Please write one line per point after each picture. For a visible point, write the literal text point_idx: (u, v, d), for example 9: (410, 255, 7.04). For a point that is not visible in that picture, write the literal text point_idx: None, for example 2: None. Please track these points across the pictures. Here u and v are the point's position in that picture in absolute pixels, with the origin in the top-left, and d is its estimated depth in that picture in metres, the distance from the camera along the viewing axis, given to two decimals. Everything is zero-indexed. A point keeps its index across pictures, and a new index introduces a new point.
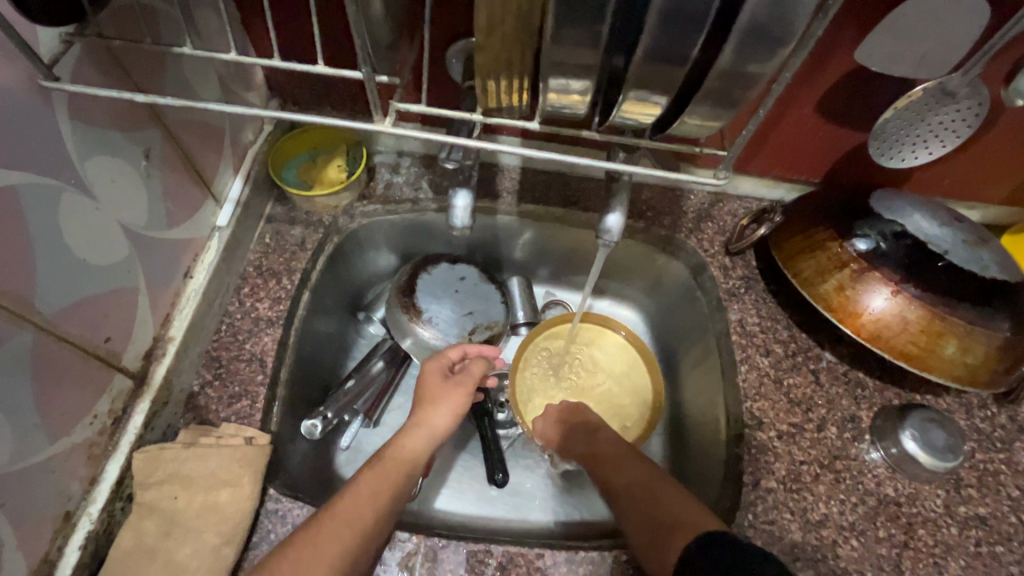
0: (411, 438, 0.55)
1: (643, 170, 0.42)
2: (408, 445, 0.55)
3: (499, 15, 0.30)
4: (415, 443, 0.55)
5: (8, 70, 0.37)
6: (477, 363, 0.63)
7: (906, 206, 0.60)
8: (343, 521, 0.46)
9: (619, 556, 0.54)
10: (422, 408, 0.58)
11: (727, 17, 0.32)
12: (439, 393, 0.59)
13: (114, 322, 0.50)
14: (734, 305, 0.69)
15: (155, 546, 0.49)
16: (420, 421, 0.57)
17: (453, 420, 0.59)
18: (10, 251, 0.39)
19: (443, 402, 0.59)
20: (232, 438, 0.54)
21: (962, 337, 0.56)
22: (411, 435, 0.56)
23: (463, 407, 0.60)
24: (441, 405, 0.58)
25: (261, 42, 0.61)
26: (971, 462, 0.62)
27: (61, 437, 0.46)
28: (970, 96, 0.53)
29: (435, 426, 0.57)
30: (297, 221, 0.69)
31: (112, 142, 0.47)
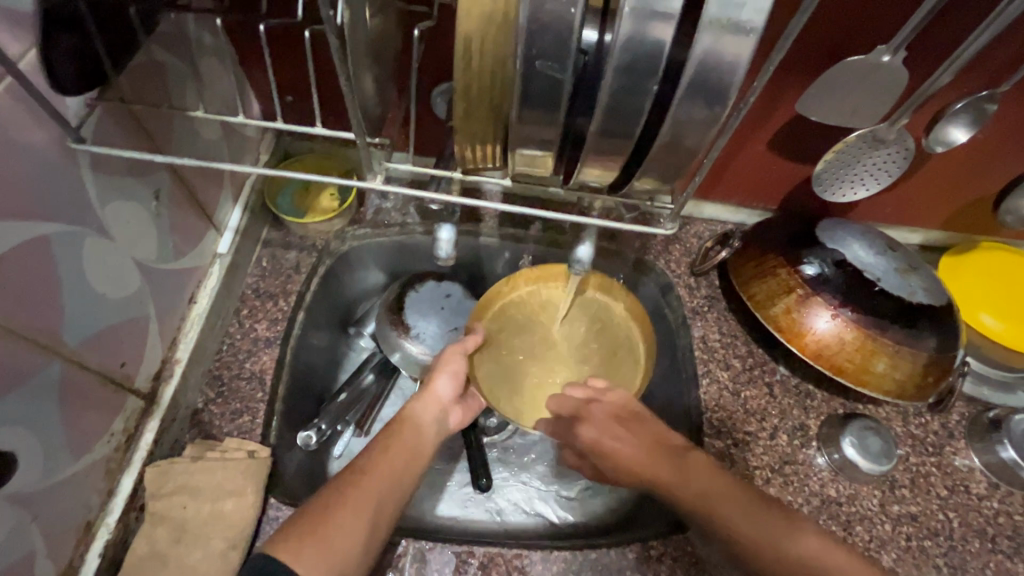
0: (419, 408, 0.60)
1: (599, 222, 0.49)
2: (421, 415, 0.59)
3: (474, 104, 0.35)
4: (426, 408, 0.60)
5: (40, 134, 0.41)
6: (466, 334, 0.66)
7: (845, 235, 0.68)
8: (345, 491, 0.48)
9: (589, 553, 0.60)
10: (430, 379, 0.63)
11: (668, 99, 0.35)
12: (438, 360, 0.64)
13: (127, 348, 0.55)
14: (697, 322, 0.76)
15: (167, 552, 0.54)
16: (425, 389, 0.62)
17: (454, 381, 0.63)
18: (43, 293, 0.44)
19: (442, 367, 0.63)
20: (236, 452, 0.59)
21: (891, 355, 0.63)
22: (417, 405, 0.60)
23: (460, 369, 0.64)
24: (443, 370, 0.63)
25: (260, 82, 0.65)
26: (905, 465, 0.69)
27: (82, 455, 0.51)
28: (897, 142, 0.60)
29: (441, 393, 0.62)
30: (293, 246, 0.74)
31: (126, 187, 0.52)
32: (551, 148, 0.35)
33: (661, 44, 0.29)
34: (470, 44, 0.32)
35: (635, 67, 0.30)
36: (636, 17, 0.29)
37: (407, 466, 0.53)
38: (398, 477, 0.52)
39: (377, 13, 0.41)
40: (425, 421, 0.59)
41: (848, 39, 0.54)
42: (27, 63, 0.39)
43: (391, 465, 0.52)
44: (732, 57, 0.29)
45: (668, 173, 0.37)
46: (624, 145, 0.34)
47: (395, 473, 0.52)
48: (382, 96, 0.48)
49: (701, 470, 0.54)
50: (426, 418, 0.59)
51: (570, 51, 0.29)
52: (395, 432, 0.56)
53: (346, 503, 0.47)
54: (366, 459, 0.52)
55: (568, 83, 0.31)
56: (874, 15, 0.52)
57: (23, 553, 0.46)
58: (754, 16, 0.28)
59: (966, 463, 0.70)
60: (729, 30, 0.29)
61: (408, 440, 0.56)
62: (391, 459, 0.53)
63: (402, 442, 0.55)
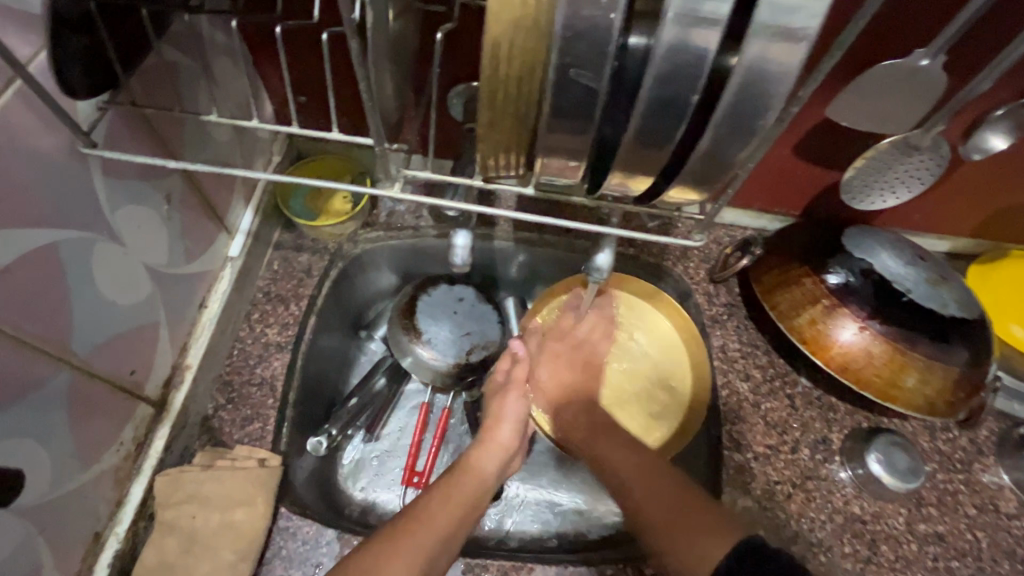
0: (482, 458, 0.61)
1: (622, 232, 0.47)
2: (484, 465, 0.60)
3: (500, 112, 0.34)
4: (486, 459, 0.61)
5: (50, 139, 0.40)
6: (519, 366, 0.67)
7: (875, 244, 0.65)
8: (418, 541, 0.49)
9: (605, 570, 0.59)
10: (488, 426, 0.63)
11: (707, 108, 0.33)
12: (499, 408, 0.64)
13: (137, 355, 0.54)
14: (716, 331, 0.74)
15: (176, 562, 0.53)
16: (488, 439, 0.63)
17: (515, 429, 0.64)
18: (51, 302, 0.43)
19: (504, 416, 0.64)
20: (246, 460, 0.58)
21: (922, 370, 0.60)
22: (482, 456, 0.61)
23: (520, 416, 0.65)
24: (505, 420, 0.64)
25: (273, 82, 0.64)
26: (932, 482, 0.67)
27: (92, 464, 0.50)
28: (932, 150, 0.58)
29: (500, 442, 0.63)
30: (304, 249, 0.73)
31: (138, 192, 0.51)
32: (579, 157, 0.34)
33: (703, 51, 0.27)
34: (499, 48, 0.30)
35: (675, 78, 0.28)
36: (679, 22, 0.27)
37: (464, 515, 0.55)
38: (454, 530, 0.53)
39: (397, 13, 0.39)
40: (487, 471, 0.60)
41: (885, 41, 0.52)
42: (36, 66, 0.38)
43: (448, 515, 0.53)
44: (780, 66, 0.28)
45: (702, 184, 0.35)
46: (658, 156, 0.33)
47: (451, 525, 0.53)
48: (399, 100, 0.46)
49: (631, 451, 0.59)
50: (490, 468, 0.61)
51: (607, 59, 0.28)
52: (455, 483, 0.57)
53: (406, 545, 0.49)
54: (424, 505, 0.53)
55: (602, 92, 0.29)
56: (913, 16, 0.49)
57: (31, 565, 0.45)
58: (810, 22, 0.26)
59: (994, 480, 0.67)
60: (780, 37, 0.27)
61: (469, 490, 0.57)
62: (451, 507, 0.54)
63: (460, 491, 0.57)
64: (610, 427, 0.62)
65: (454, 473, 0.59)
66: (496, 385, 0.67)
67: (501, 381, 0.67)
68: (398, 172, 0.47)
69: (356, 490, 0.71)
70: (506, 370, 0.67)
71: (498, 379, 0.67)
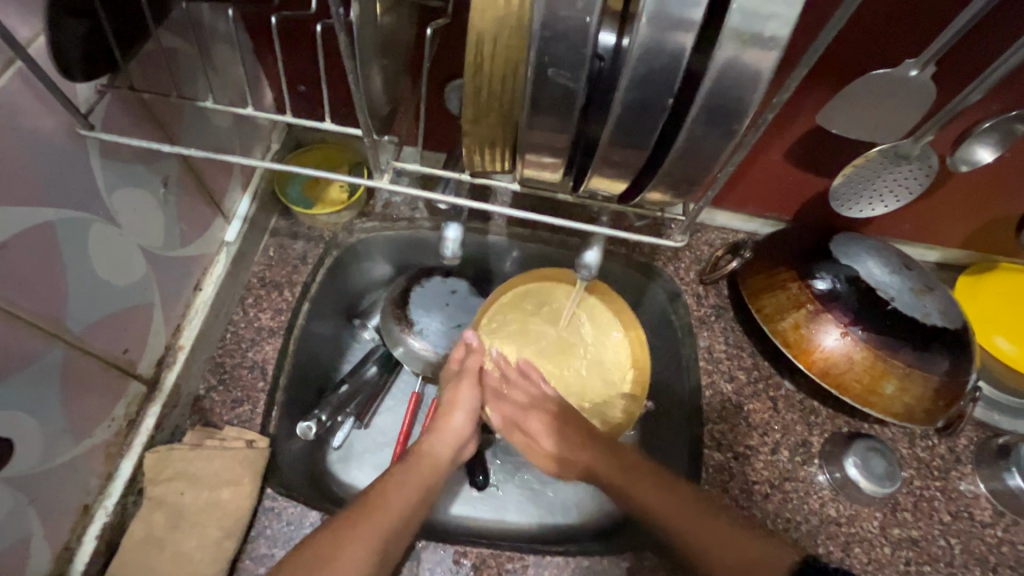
0: (438, 446, 0.62)
1: (608, 232, 0.48)
2: (437, 452, 0.62)
3: (483, 109, 0.34)
4: (438, 446, 0.62)
5: (48, 120, 0.41)
6: (472, 355, 0.68)
7: (860, 251, 0.66)
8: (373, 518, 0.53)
9: (582, 561, 0.60)
10: (439, 415, 0.65)
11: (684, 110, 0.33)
12: (454, 395, 0.66)
13: (131, 334, 0.55)
14: (704, 332, 0.75)
15: (163, 537, 0.55)
16: (441, 426, 0.64)
17: (470, 416, 0.65)
18: (47, 279, 0.44)
19: (458, 403, 0.65)
20: (235, 441, 0.60)
21: (901, 378, 0.61)
22: (436, 442, 0.62)
23: (475, 405, 0.66)
24: (458, 407, 0.65)
25: (272, 69, 0.65)
26: (909, 489, 0.68)
27: (83, 439, 0.51)
28: (921, 159, 0.58)
29: (452, 429, 0.64)
30: (300, 236, 0.74)
31: (136, 175, 0.52)
32: (560, 153, 0.34)
33: (680, 51, 0.28)
34: (482, 42, 0.31)
35: (651, 81, 0.29)
36: (655, 26, 0.28)
37: (420, 499, 0.57)
38: (409, 514, 0.55)
39: (390, 7, 0.40)
40: (440, 457, 0.62)
41: (876, 51, 0.52)
42: (36, 48, 0.39)
43: (404, 499, 0.56)
44: (752, 71, 0.28)
45: (679, 186, 0.36)
46: (637, 157, 0.33)
47: (405, 510, 0.55)
48: (392, 93, 0.47)
49: (675, 497, 0.59)
50: (445, 454, 0.62)
51: (584, 62, 0.28)
52: (410, 468, 0.59)
53: (353, 534, 0.51)
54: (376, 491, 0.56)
55: (580, 91, 0.30)
56: (907, 25, 0.50)
57: (21, 533, 0.46)
58: (780, 30, 0.27)
59: (971, 489, 0.68)
60: (751, 44, 0.28)
61: (426, 474, 0.59)
62: (404, 492, 0.57)
63: (417, 475, 0.59)
64: (634, 470, 0.62)
65: (408, 459, 0.61)
66: (451, 374, 0.68)
67: (456, 370, 0.68)
68: (389, 165, 0.48)
69: (344, 475, 0.72)
70: (463, 359, 0.68)
71: (453, 367, 0.68)
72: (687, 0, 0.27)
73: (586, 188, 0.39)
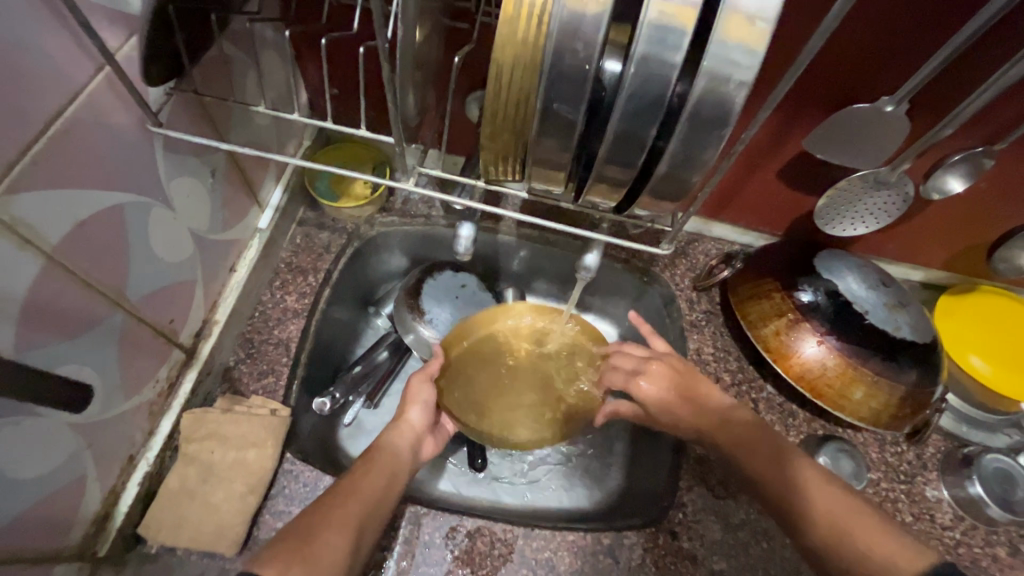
0: (397, 437, 0.64)
1: (603, 238, 0.55)
2: (398, 443, 0.63)
3: (498, 132, 0.40)
4: (399, 437, 0.64)
5: (126, 116, 0.48)
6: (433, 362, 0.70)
7: (842, 267, 0.72)
8: (355, 498, 0.54)
9: (567, 536, 0.66)
10: (401, 407, 0.68)
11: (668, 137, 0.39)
12: (410, 392, 0.69)
13: (176, 306, 0.62)
14: (694, 335, 0.80)
15: (196, 488, 0.61)
16: (400, 420, 0.66)
17: (425, 410, 0.67)
18: (115, 254, 0.51)
19: (413, 398, 0.68)
20: (260, 408, 0.66)
21: (869, 385, 0.66)
22: (397, 434, 0.64)
23: (430, 401, 0.68)
24: (415, 402, 0.68)
25: (309, 73, 0.71)
26: (875, 489, 0.73)
27: (133, 396, 0.58)
28: (898, 186, 0.64)
29: (412, 422, 0.66)
30: (325, 227, 0.81)
31: (190, 166, 0.58)
32: (562, 168, 0.40)
33: (663, 91, 0.34)
34: (501, 78, 0.36)
35: (638, 116, 0.35)
36: (642, 70, 0.33)
37: (387, 487, 0.57)
38: (377, 499, 0.56)
39: (425, 35, 0.47)
40: (400, 449, 0.63)
41: (859, 86, 0.58)
42: (122, 55, 0.45)
43: (370, 485, 0.56)
44: (721, 110, 0.34)
45: (662, 202, 0.42)
46: (627, 175, 0.39)
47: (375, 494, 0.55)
48: (420, 105, 0.53)
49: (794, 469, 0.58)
50: (405, 445, 0.63)
51: (584, 98, 0.35)
52: (373, 457, 0.60)
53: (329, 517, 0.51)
54: (347, 480, 0.56)
55: (578, 121, 0.36)
56: (886, 65, 0.55)
57: (79, 473, 0.53)
58: (743, 75, 0.33)
59: (935, 494, 0.73)
60: (722, 87, 0.33)
61: (386, 465, 0.59)
62: (371, 479, 0.57)
63: (379, 466, 0.59)
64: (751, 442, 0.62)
65: (372, 450, 0.61)
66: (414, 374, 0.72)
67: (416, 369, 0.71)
68: (413, 169, 0.54)
69: (354, 449, 0.78)
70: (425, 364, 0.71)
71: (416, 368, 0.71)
72: (670, 47, 0.32)
73: (584, 199, 0.45)
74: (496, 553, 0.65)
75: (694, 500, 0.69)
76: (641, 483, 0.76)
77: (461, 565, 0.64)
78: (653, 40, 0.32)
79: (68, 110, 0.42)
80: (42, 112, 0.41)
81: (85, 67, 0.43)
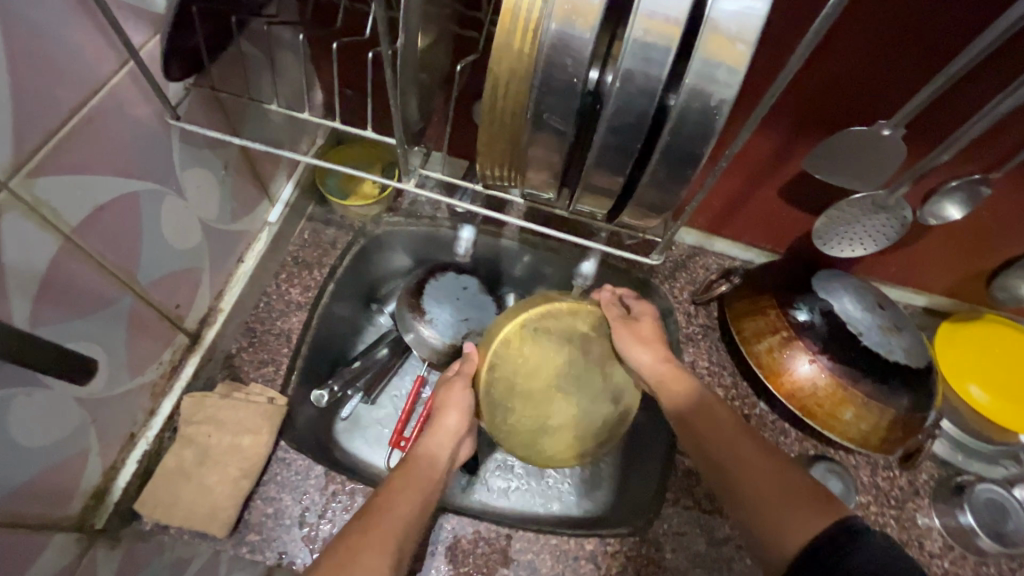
0: (432, 446, 0.64)
1: (598, 247, 0.56)
2: (433, 451, 0.63)
3: (491, 140, 0.42)
4: (435, 445, 0.64)
5: (145, 109, 0.50)
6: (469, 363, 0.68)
7: (839, 288, 0.72)
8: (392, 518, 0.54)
9: (551, 539, 0.67)
10: (434, 418, 0.65)
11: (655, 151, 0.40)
12: (447, 397, 0.66)
13: (183, 292, 0.64)
14: (689, 348, 0.80)
15: (192, 469, 0.63)
16: (436, 427, 0.64)
17: (463, 417, 0.65)
18: (130, 239, 0.53)
19: (451, 405, 0.65)
20: (258, 396, 0.68)
21: (859, 407, 0.67)
22: (431, 443, 0.64)
23: (469, 407, 0.65)
24: (450, 408, 0.65)
25: (325, 73, 0.73)
26: (864, 513, 0.73)
27: (137, 375, 0.60)
28: (896, 211, 0.64)
29: (447, 427, 0.64)
30: (333, 223, 0.84)
31: (203, 158, 0.61)
32: (554, 174, 0.42)
33: (648, 106, 0.35)
34: (497, 88, 0.38)
35: (623, 129, 0.36)
36: (627, 84, 0.35)
37: (420, 508, 0.57)
38: (413, 519, 0.55)
39: (431, 41, 0.48)
40: (436, 456, 0.63)
41: (857, 110, 0.59)
42: (145, 51, 0.48)
43: (407, 502, 0.56)
44: (703, 125, 0.35)
45: (648, 213, 0.43)
46: (614, 185, 0.41)
47: (414, 511, 0.56)
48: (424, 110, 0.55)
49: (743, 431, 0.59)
50: (441, 453, 0.63)
51: (573, 109, 0.36)
52: (410, 470, 0.60)
53: (368, 540, 0.51)
54: (383, 499, 0.56)
55: (568, 131, 0.37)
56: (886, 88, 0.56)
57: (81, 447, 0.55)
58: (724, 93, 0.34)
59: (925, 521, 0.73)
60: (705, 103, 0.35)
61: (424, 477, 0.60)
62: (409, 495, 0.57)
63: (417, 479, 0.59)
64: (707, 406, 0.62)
65: (408, 461, 0.61)
66: (447, 378, 0.69)
67: (451, 375, 0.68)
68: (414, 171, 0.56)
69: (349, 443, 0.79)
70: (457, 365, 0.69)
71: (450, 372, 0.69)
72: (654, 63, 0.34)
73: (576, 208, 0.47)
74: (480, 553, 0.66)
75: (679, 511, 0.70)
76: (627, 492, 0.76)
77: (445, 561, 0.65)
78: (638, 56, 0.34)
79: (93, 100, 0.45)
80: (68, 102, 0.43)
81: (111, 60, 0.46)
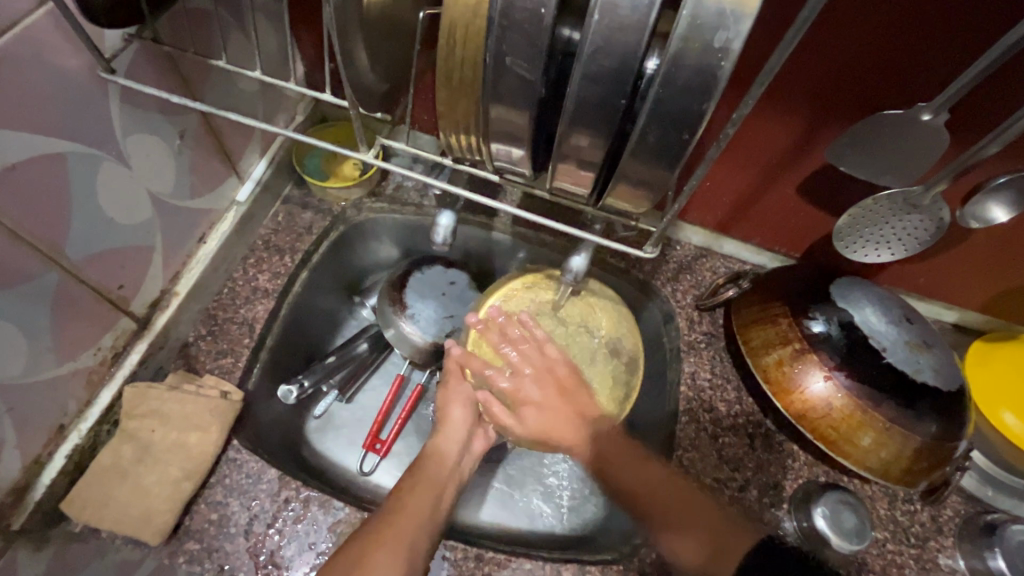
0: (442, 445, 0.64)
1: (590, 237, 0.48)
2: (444, 449, 0.63)
3: (451, 98, 0.35)
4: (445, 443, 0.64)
5: (73, 59, 0.44)
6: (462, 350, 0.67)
7: (861, 296, 0.64)
8: (408, 516, 0.54)
9: (524, 564, 0.59)
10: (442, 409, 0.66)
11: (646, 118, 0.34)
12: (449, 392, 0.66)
13: (128, 272, 0.58)
14: (690, 357, 0.73)
15: (128, 468, 0.57)
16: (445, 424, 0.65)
17: (468, 406, 0.66)
18: (56, 207, 0.47)
19: (453, 398, 0.66)
20: (210, 389, 0.62)
21: (879, 432, 0.59)
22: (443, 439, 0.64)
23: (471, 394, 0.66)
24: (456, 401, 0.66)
25: (302, 40, 0.67)
26: (879, 550, 0.65)
27: (68, 360, 0.55)
28: (931, 210, 0.57)
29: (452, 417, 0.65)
30: (309, 206, 0.76)
31: (152, 123, 0.55)
32: (526, 140, 0.35)
33: (634, 53, 0.28)
34: (454, 29, 0.31)
35: (601, 81, 0.30)
36: (608, 23, 0.28)
37: (431, 512, 0.56)
38: (422, 517, 0.55)
39: None
40: (445, 453, 0.63)
41: (889, 89, 0.51)
42: None
43: (419, 501, 0.57)
44: (700, 79, 0.29)
45: (639, 192, 0.36)
46: (594, 153, 0.34)
47: (426, 513, 0.56)
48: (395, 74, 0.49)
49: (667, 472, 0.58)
50: (452, 448, 0.64)
51: (542, 55, 0.30)
52: (420, 471, 0.60)
53: (381, 543, 0.51)
54: (395, 499, 0.56)
55: (538, 82, 0.31)
56: (923, 66, 0.49)
57: None
58: (729, 38, 0.27)
59: (948, 563, 0.65)
60: (703, 51, 0.28)
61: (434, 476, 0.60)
62: (417, 495, 0.57)
63: (429, 479, 0.60)
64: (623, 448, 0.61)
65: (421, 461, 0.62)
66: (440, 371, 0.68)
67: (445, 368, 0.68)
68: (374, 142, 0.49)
69: (319, 444, 0.72)
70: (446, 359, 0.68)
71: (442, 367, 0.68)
72: None
73: (559, 186, 0.39)
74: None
75: None
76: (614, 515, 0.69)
77: None
78: None
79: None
80: None
81: None
